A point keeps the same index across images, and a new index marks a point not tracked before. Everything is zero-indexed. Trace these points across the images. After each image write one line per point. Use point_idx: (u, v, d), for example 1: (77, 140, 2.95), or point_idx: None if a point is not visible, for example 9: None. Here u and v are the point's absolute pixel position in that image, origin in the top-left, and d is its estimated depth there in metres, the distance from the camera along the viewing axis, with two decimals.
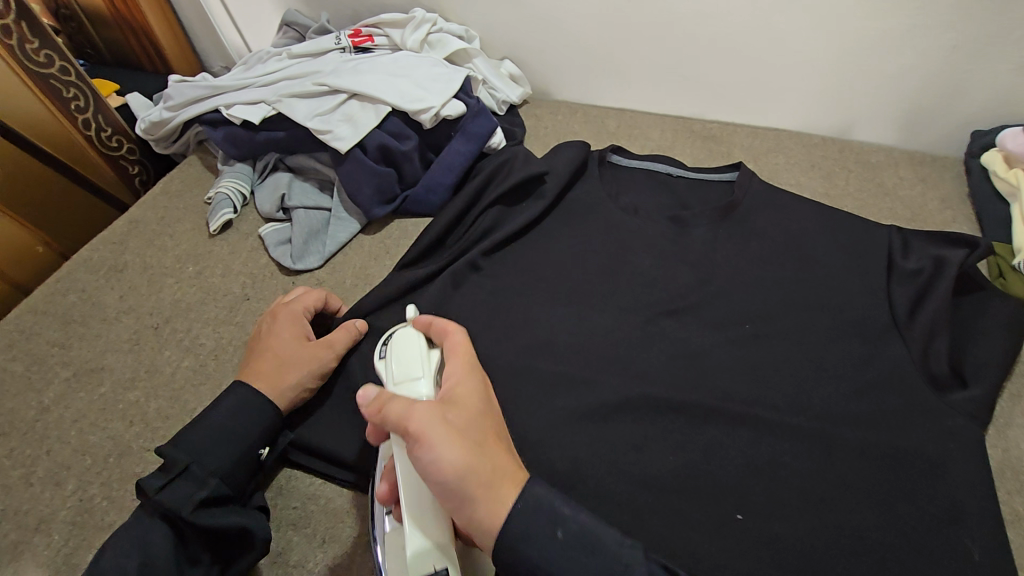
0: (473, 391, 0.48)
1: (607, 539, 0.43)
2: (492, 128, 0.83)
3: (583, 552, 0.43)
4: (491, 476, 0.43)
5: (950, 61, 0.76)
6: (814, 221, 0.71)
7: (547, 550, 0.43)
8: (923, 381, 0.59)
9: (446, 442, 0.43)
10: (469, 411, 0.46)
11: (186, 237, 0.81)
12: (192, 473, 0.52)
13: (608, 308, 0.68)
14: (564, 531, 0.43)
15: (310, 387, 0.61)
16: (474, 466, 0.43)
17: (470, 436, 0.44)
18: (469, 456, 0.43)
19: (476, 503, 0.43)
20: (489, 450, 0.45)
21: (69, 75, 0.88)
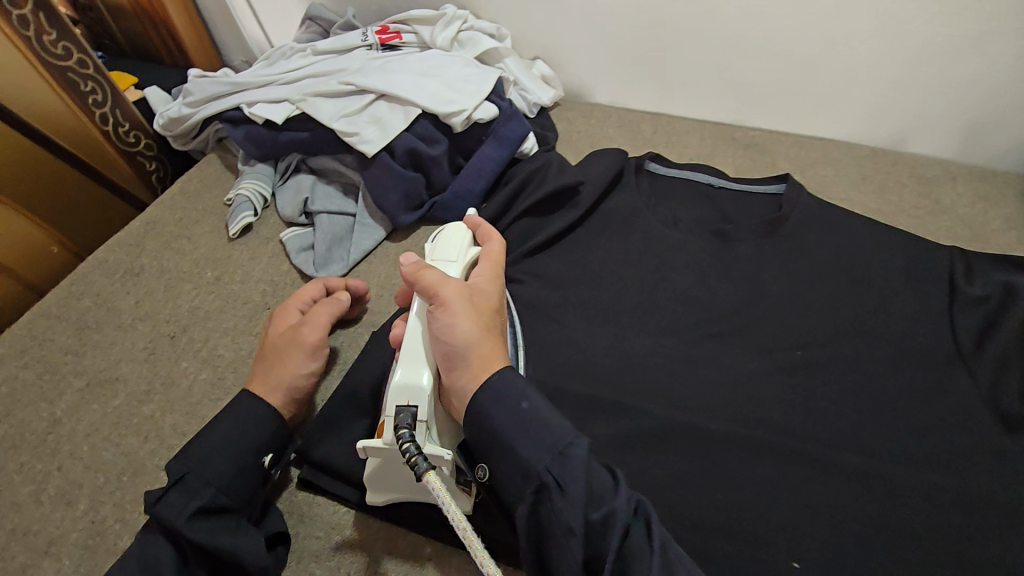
0: (498, 290, 0.55)
1: (561, 421, 0.46)
2: (524, 133, 0.80)
3: (536, 430, 0.46)
4: (484, 348, 0.49)
5: (1020, 72, 0.71)
6: (871, 240, 0.66)
7: (506, 416, 0.47)
8: (994, 421, 0.54)
9: (458, 302, 0.50)
10: (489, 301, 0.53)
11: (205, 240, 0.78)
12: (187, 484, 0.49)
13: (648, 328, 0.64)
14: (528, 404, 0.47)
15: (305, 374, 0.58)
16: (479, 340, 0.49)
17: (485, 318, 0.51)
18: (470, 317, 0.50)
19: (468, 371, 0.49)
20: (494, 336, 0.51)
21: (86, 68, 0.85)
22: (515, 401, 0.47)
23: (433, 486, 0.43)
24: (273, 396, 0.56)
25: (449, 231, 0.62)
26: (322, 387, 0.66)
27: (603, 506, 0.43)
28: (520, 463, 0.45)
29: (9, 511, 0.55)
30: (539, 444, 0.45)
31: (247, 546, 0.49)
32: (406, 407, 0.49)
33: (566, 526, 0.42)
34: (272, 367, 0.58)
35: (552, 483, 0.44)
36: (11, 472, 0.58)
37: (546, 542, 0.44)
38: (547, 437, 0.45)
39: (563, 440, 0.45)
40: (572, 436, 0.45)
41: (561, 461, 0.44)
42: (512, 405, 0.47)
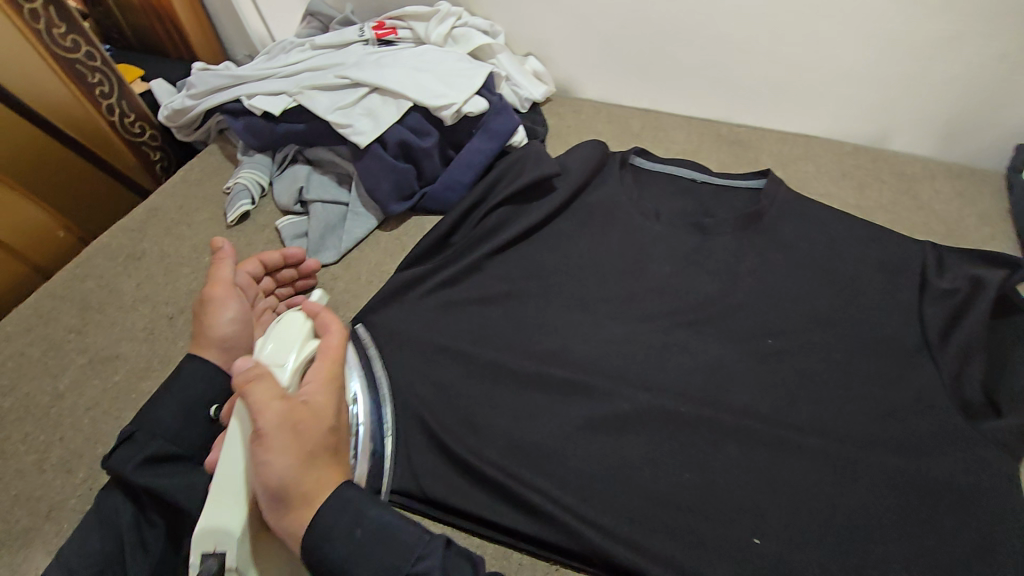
0: (336, 396, 0.51)
1: (409, 531, 0.47)
2: (514, 126, 0.82)
3: (376, 552, 0.45)
4: (313, 487, 0.46)
5: (998, 70, 0.73)
6: (844, 232, 0.68)
7: (340, 547, 0.45)
8: (954, 407, 0.56)
9: (281, 451, 0.45)
10: (320, 419, 0.48)
11: (203, 227, 0.81)
12: (136, 440, 0.52)
13: (625, 315, 0.66)
14: (363, 531, 0.46)
15: (222, 319, 0.59)
16: (302, 478, 0.46)
17: (309, 447, 0.47)
18: (296, 464, 0.46)
19: (290, 514, 0.46)
20: (320, 464, 0.47)
21: (94, 60, 0.88)
22: (349, 528, 0.45)
23: None
24: (203, 348, 0.58)
25: (283, 321, 0.56)
26: None
27: None
28: None
29: (14, 478, 0.58)
30: (381, 569, 0.44)
31: (187, 489, 0.52)
32: (209, 556, 0.46)
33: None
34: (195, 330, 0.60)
35: None
36: (16, 441, 0.61)
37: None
38: (389, 561, 0.45)
39: (414, 542, 0.46)
40: (424, 547, 0.46)
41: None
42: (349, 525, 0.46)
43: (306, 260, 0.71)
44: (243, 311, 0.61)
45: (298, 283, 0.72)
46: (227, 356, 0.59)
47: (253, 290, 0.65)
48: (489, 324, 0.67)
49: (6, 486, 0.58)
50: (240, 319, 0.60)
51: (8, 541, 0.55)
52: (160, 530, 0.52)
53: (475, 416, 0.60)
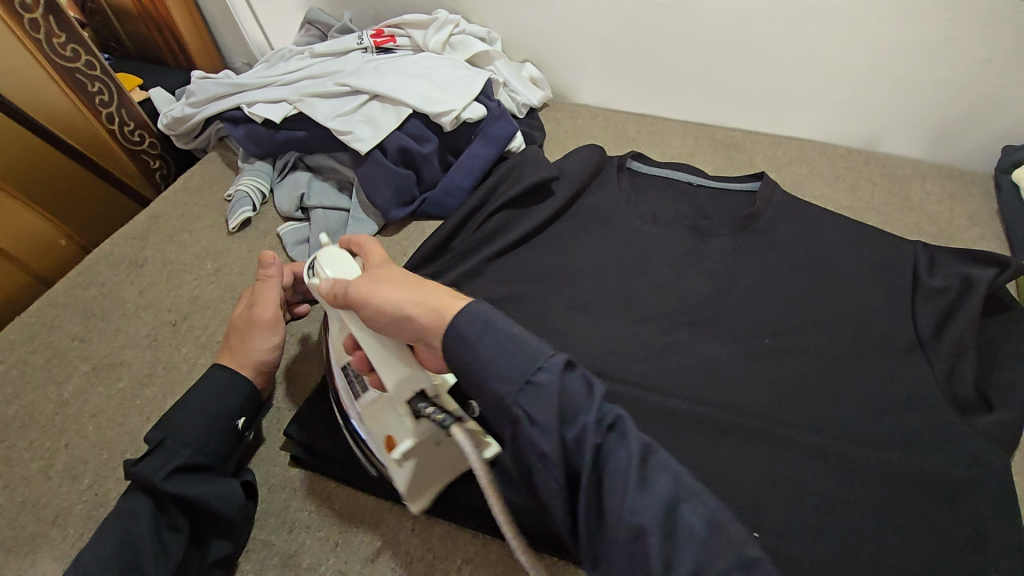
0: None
1: (536, 341, 0.45)
2: (512, 132, 0.83)
3: (506, 358, 0.44)
4: (438, 294, 0.48)
5: (984, 74, 0.75)
6: (839, 233, 0.69)
7: (479, 347, 0.44)
8: (947, 403, 0.57)
9: (392, 289, 0.48)
10: (399, 266, 0.52)
11: (205, 233, 0.82)
12: (167, 448, 0.53)
13: (624, 317, 0.67)
14: (493, 338, 0.44)
15: (269, 346, 0.62)
16: (424, 294, 0.48)
17: (402, 273, 0.50)
18: (412, 290, 0.48)
19: (431, 317, 0.47)
20: (427, 283, 0.49)
21: (94, 69, 0.88)
22: (479, 334, 0.44)
23: (461, 437, 0.46)
24: (242, 367, 0.60)
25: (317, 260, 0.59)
26: (307, 371, 0.69)
27: (576, 423, 0.42)
28: (494, 398, 0.44)
29: (19, 485, 0.59)
30: (513, 369, 0.43)
31: (223, 495, 0.53)
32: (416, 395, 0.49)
33: (541, 451, 0.43)
34: (239, 342, 0.61)
35: (523, 416, 0.43)
36: (21, 449, 0.61)
37: (530, 471, 0.44)
38: (518, 362, 0.43)
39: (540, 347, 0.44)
40: (545, 360, 0.43)
41: (528, 392, 0.43)
42: (483, 329, 0.45)
43: None
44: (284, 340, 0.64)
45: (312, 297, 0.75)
46: (262, 381, 0.63)
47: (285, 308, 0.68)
48: None
49: (12, 492, 0.58)
50: (281, 346, 0.63)
51: (14, 547, 0.55)
52: (183, 536, 0.51)
53: None
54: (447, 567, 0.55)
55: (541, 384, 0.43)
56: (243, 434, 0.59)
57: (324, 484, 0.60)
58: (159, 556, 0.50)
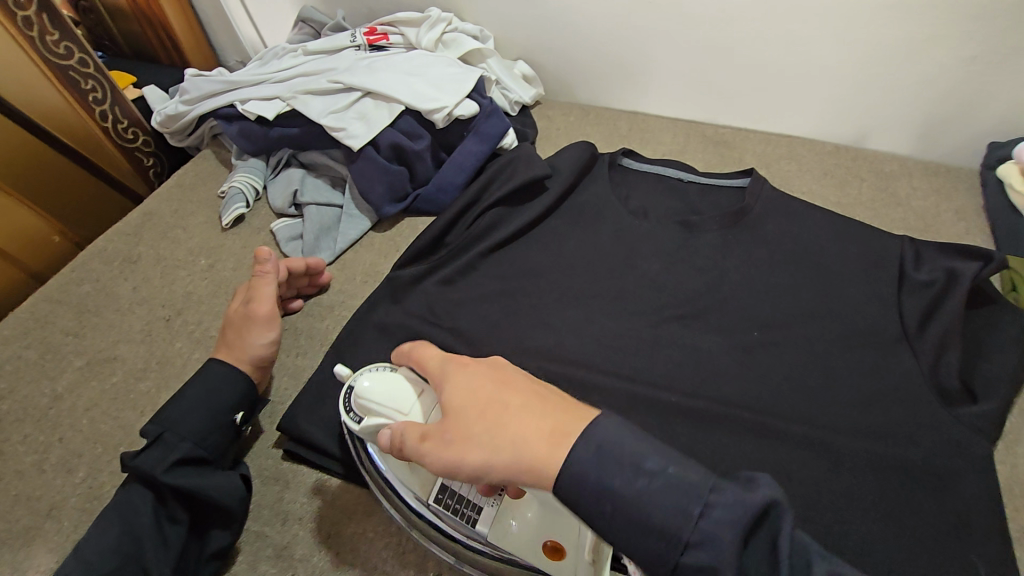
0: (486, 362, 0.47)
1: (691, 473, 0.38)
2: (504, 128, 0.84)
3: (667, 503, 0.37)
4: (521, 449, 0.40)
5: (970, 72, 0.76)
6: (826, 228, 0.70)
7: (632, 488, 0.38)
8: (931, 394, 0.58)
9: (468, 460, 0.42)
10: (459, 410, 0.44)
11: (199, 230, 0.82)
12: (166, 441, 0.53)
13: (615, 311, 0.68)
14: (646, 480, 0.38)
15: (266, 340, 0.62)
16: (504, 453, 0.40)
17: (475, 416, 0.43)
18: (490, 455, 0.41)
19: (533, 472, 0.40)
20: (499, 431, 0.41)
21: (87, 67, 0.89)
22: (633, 472, 0.38)
23: None
24: (239, 362, 0.61)
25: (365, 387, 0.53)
26: (301, 366, 0.69)
27: None
28: (650, 558, 0.38)
29: (13, 478, 0.59)
30: (678, 518, 0.37)
31: (223, 486, 0.53)
32: None
33: None
34: (235, 335, 0.62)
35: None
36: (15, 443, 0.62)
37: None
38: (681, 514, 0.37)
39: (695, 505, 0.37)
40: (709, 512, 0.37)
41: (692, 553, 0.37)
42: (608, 490, 0.38)
43: (321, 273, 0.75)
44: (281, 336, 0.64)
45: (308, 295, 0.75)
46: (258, 376, 0.62)
47: None
48: (483, 321, 0.68)
49: (7, 485, 0.59)
50: (278, 342, 0.64)
51: (9, 540, 0.56)
52: (182, 527, 0.52)
53: None
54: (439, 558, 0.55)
55: (710, 567, 0.36)
56: (242, 428, 0.59)
57: (317, 477, 0.60)
58: (161, 549, 0.50)
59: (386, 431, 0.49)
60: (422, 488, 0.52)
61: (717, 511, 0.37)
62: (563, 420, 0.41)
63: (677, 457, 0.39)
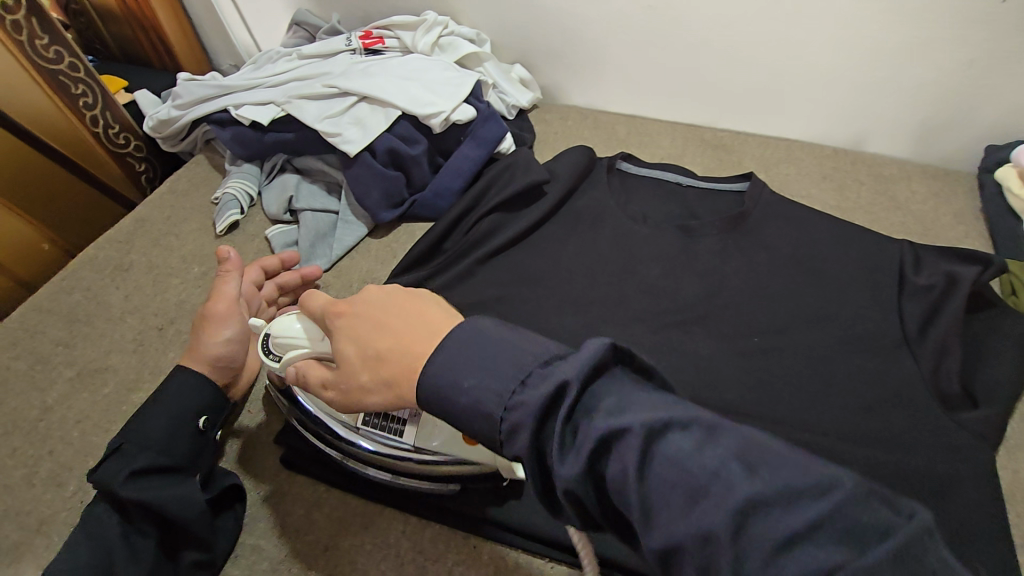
0: (362, 308, 0.46)
1: (502, 367, 0.38)
2: (501, 133, 0.83)
3: (482, 408, 0.37)
4: (401, 385, 0.42)
5: (967, 75, 0.76)
6: (826, 233, 0.70)
7: (461, 406, 0.38)
8: (933, 399, 0.58)
9: (365, 402, 0.45)
10: (348, 359, 0.45)
11: (192, 236, 0.81)
12: (125, 453, 0.52)
13: (614, 317, 0.68)
14: (467, 391, 0.38)
15: (220, 339, 0.59)
16: (391, 390, 0.43)
17: (356, 372, 0.45)
18: (381, 396, 0.43)
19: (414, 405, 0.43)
20: (382, 371, 0.43)
21: (77, 72, 0.87)
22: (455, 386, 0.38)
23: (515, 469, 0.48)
24: (193, 363, 0.59)
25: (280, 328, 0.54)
26: None
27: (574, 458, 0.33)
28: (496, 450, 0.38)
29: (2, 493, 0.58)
30: (487, 420, 0.37)
31: (181, 498, 0.51)
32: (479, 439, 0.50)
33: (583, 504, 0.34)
34: (195, 334, 0.60)
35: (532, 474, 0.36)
36: (3, 456, 0.60)
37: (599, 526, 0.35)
38: (488, 410, 0.37)
39: (498, 408, 0.37)
40: (513, 400, 0.36)
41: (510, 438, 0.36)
42: (448, 402, 0.39)
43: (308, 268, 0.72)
44: (242, 333, 0.61)
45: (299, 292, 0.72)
46: (218, 374, 0.59)
47: (250, 298, 0.66)
48: None
49: None
50: (237, 339, 0.61)
51: None
52: (152, 541, 0.51)
53: None
54: (438, 569, 0.54)
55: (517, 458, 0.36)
56: (209, 432, 0.56)
57: (314, 488, 0.59)
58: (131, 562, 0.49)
59: (293, 367, 0.52)
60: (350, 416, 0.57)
61: (517, 410, 0.36)
62: (423, 356, 0.41)
63: (497, 360, 0.38)
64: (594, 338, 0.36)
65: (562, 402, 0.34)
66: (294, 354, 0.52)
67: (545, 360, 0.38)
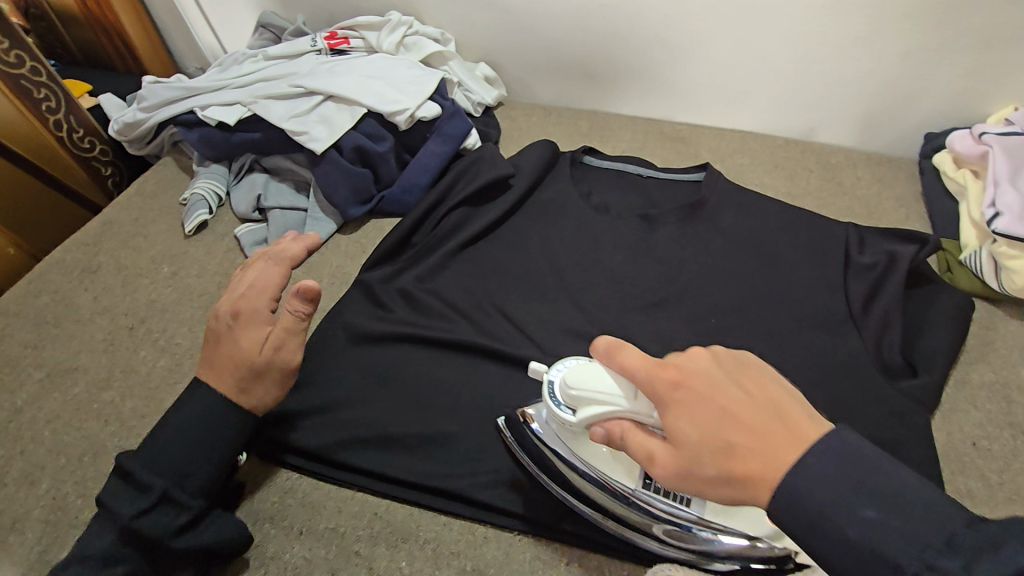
0: (702, 384, 0.40)
1: (923, 517, 0.33)
2: (467, 129, 0.85)
3: (874, 560, 0.33)
4: (762, 485, 0.36)
5: (903, 66, 0.80)
6: (776, 218, 0.73)
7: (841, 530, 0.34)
8: (875, 368, 0.62)
9: (705, 492, 0.38)
10: (693, 443, 0.38)
11: (162, 237, 0.82)
12: (173, 501, 0.50)
13: (578, 303, 0.70)
14: (856, 526, 0.34)
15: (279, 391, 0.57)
16: (747, 488, 0.37)
17: (698, 456, 0.38)
18: (729, 491, 0.37)
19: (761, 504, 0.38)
20: (739, 463, 0.37)
21: (39, 75, 0.87)
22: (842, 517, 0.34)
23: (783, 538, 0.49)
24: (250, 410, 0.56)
25: (587, 382, 0.46)
26: None
27: None
28: None
29: None
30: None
31: (234, 532, 0.53)
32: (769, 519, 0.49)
33: None
34: (222, 358, 0.55)
35: None
36: None
37: None
38: (878, 563, 0.33)
39: (914, 564, 0.32)
40: (930, 567, 0.32)
41: None
42: (831, 530, 0.34)
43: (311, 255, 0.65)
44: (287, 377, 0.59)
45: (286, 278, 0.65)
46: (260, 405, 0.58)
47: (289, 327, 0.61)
48: (449, 318, 0.69)
49: None
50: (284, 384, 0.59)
51: None
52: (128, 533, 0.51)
53: (435, 405, 0.62)
54: (410, 548, 0.57)
55: None
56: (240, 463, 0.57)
57: (285, 475, 0.61)
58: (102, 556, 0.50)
59: (598, 428, 0.45)
60: (628, 475, 0.52)
61: None
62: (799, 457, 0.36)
63: (895, 493, 0.34)
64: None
65: None
66: (595, 416, 0.45)
67: (968, 521, 0.33)
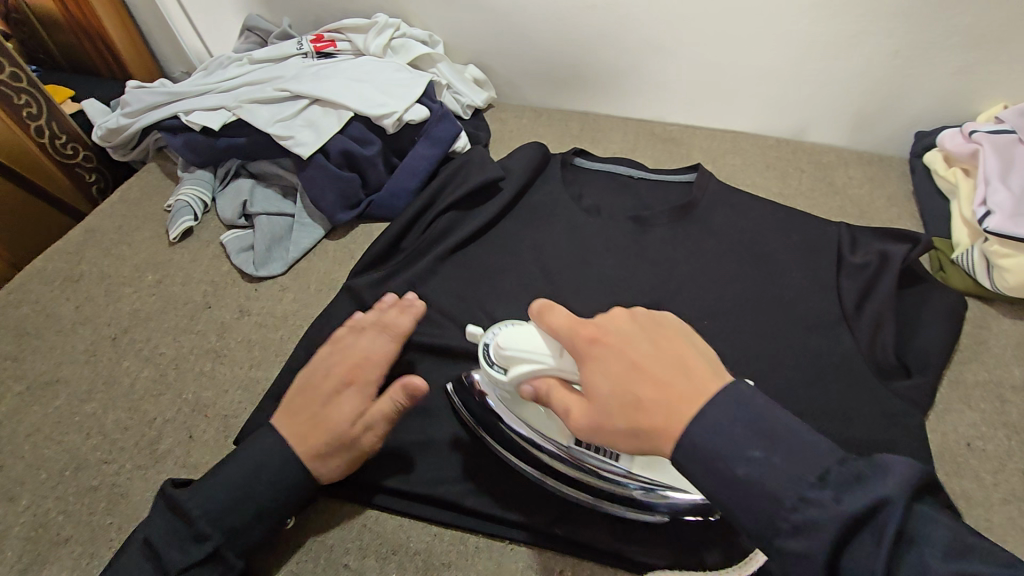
0: (618, 343, 0.45)
1: (802, 453, 0.38)
2: (455, 132, 0.84)
3: (759, 494, 0.38)
4: (661, 436, 0.41)
5: (893, 65, 0.80)
6: (768, 218, 0.73)
7: (730, 467, 0.39)
8: (869, 369, 0.61)
9: (615, 444, 0.43)
10: (608, 400, 0.43)
11: (146, 245, 0.80)
12: (222, 562, 0.49)
13: (569, 307, 0.69)
14: (745, 464, 0.39)
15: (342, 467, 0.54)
16: (650, 439, 0.42)
17: (608, 408, 0.43)
18: (634, 442, 0.42)
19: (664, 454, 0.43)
20: (644, 416, 0.42)
21: (20, 81, 0.86)
22: (733, 457, 0.39)
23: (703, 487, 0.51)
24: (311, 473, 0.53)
25: (519, 341, 0.49)
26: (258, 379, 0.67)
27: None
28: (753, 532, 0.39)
29: None
30: (763, 509, 0.38)
31: None
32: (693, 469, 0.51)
33: None
34: (319, 417, 0.54)
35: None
36: None
37: None
38: (759, 493, 0.38)
39: (789, 496, 0.37)
40: (804, 496, 0.37)
41: (787, 533, 0.37)
42: (723, 470, 0.39)
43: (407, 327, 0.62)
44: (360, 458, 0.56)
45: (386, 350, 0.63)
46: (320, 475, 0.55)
47: None
48: (439, 324, 0.68)
49: None
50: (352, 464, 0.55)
51: None
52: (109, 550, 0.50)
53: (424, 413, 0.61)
54: (398, 560, 0.55)
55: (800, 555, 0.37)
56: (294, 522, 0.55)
57: None
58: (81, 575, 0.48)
59: (527, 385, 0.49)
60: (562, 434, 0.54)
61: (812, 509, 0.37)
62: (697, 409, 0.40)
63: (779, 436, 0.39)
64: (906, 460, 0.38)
65: (879, 523, 0.36)
66: (526, 373, 0.48)
67: (840, 458, 0.38)
